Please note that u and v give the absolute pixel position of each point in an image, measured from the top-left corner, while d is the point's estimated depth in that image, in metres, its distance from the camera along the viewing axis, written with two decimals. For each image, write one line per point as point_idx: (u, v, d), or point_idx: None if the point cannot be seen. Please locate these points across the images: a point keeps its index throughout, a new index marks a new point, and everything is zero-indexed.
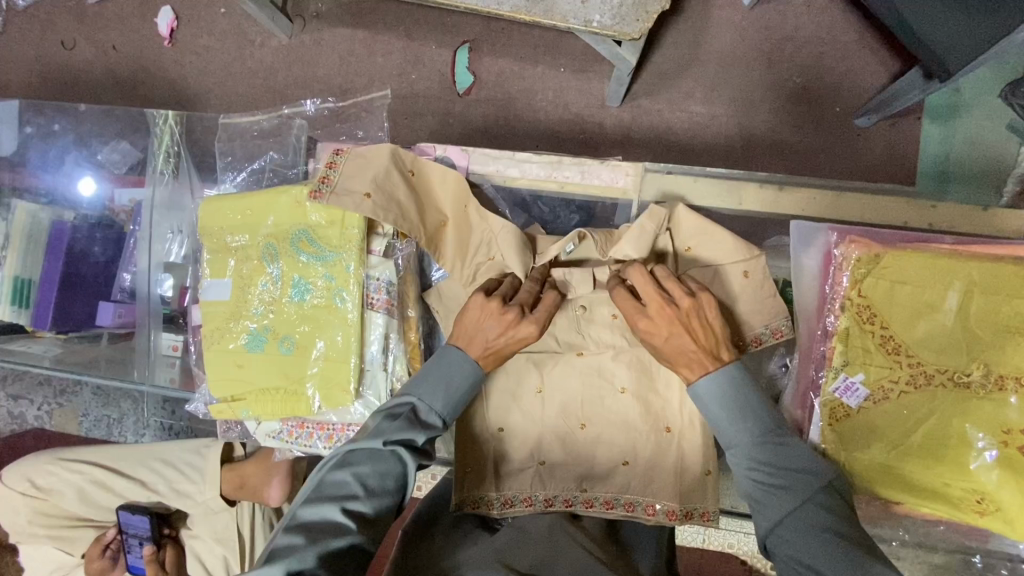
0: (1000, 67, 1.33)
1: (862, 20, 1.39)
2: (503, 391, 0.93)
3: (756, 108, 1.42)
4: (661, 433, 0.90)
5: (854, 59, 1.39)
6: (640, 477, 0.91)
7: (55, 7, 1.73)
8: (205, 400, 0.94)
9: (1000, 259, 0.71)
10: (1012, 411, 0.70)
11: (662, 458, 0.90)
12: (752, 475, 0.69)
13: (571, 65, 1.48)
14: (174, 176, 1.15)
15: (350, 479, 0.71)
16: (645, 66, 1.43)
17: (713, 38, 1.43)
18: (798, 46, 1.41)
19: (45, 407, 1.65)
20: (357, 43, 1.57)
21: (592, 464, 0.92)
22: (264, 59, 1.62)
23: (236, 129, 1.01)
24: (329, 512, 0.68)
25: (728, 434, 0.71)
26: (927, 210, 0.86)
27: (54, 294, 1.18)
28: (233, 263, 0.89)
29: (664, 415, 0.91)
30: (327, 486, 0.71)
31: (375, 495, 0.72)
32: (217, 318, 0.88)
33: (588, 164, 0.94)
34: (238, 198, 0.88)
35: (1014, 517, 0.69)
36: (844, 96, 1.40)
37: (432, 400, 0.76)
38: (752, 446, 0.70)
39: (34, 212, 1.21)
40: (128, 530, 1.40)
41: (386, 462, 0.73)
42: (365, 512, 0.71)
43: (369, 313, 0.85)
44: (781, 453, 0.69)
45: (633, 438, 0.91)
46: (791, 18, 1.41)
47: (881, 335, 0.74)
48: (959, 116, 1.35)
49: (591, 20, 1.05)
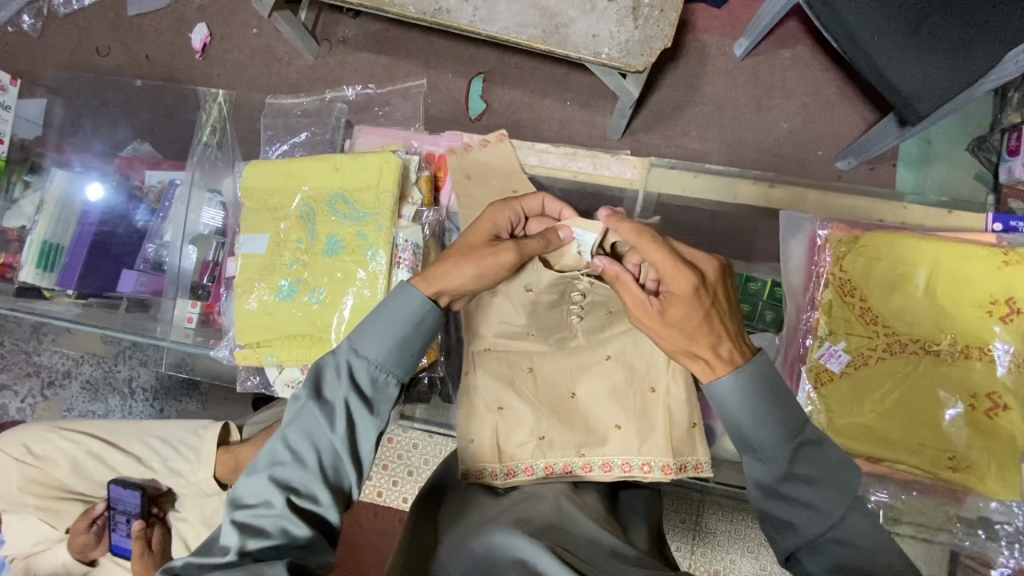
0: (968, 122, 1.46)
1: (843, 75, 1.54)
2: (500, 375, 1.01)
3: (746, 144, 1.56)
4: (647, 392, 0.99)
5: (835, 108, 1.54)
6: (634, 437, 0.95)
7: (94, 16, 1.84)
8: (230, 347, 1.03)
9: (960, 242, 0.81)
10: (978, 375, 0.78)
11: (653, 418, 0.97)
12: (788, 487, 0.65)
13: (577, 99, 1.61)
14: (219, 148, 1.28)
15: (279, 447, 0.68)
16: (646, 104, 1.58)
17: (708, 82, 1.57)
18: (786, 94, 1.55)
19: (28, 399, 1.75)
20: (379, 68, 1.69)
21: (590, 430, 0.97)
22: (290, 77, 1.74)
23: (277, 115, 1.13)
24: (262, 484, 0.67)
25: (759, 441, 0.66)
26: (899, 210, 0.97)
27: (83, 255, 1.24)
28: (269, 221, 0.96)
29: (652, 377, 0.99)
30: (261, 457, 0.69)
31: (307, 457, 0.68)
32: (250, 269, 0.95)
33: (600, 157, 1.04)
34: (282, 164, 0.97)
35: (982, 472, 0.77)
36: (827, 142, 1.54)
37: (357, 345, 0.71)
38: (794, 457, 0.66)
39: (70, 179, 1.29)
40: (117, 506, 1.38)
41: (308, 420, 0.68)
42: (299, 478, 0.68)
43: (395, 269, 0.92)
44: (821, 460, 0.66)
45: (626, 399, 0.98)
46: (779, 69, 1.56)
47: (861, 308, 0.82)
48: (933, 165, 1.47)
49: (601, 52, 1.20)
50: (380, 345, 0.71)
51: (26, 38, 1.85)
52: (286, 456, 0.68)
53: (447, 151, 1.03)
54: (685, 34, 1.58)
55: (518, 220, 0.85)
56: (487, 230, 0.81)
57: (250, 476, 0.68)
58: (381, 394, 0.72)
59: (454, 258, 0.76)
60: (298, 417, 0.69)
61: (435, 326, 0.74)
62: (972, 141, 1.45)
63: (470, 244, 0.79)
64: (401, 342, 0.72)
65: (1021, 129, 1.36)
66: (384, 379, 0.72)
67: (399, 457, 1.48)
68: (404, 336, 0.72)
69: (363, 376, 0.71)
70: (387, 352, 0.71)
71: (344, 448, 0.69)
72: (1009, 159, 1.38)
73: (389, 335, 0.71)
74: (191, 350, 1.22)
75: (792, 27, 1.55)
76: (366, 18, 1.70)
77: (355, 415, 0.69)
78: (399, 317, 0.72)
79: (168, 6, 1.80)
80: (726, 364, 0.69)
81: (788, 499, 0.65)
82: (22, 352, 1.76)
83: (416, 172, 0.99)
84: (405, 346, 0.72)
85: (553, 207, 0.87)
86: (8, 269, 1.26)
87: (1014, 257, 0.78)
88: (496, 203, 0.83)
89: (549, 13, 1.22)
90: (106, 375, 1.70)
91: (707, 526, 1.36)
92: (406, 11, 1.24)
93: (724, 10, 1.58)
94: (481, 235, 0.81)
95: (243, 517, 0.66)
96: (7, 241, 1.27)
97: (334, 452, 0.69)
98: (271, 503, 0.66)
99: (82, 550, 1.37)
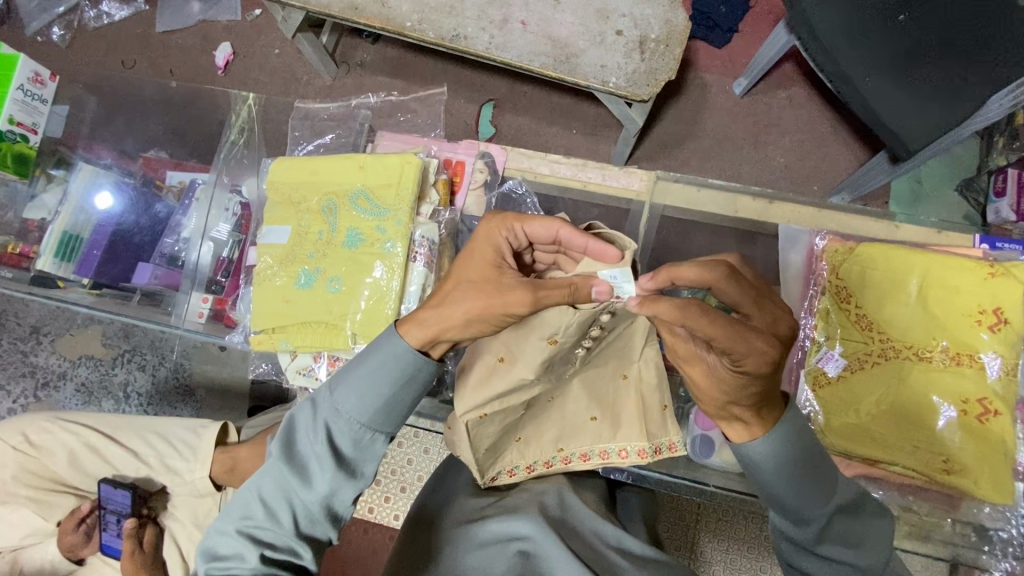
0: (958, 164, 1.53)
1: (837, 116, 1.62)
2: (496, 424, 0.84)
3: (744, 178, 1.63)
4: (619, 380, 0.89)
5: (830, 146, 1.61)
6: (610, 426, 0.88)
7: (123, 32, 1.92)
8: (242, 334, 1.14)
9: (949, 256, 0.90)
10: (968, 382, 0.86)
11: (624, 405, 0.89)
12: (823, 548, 0.68)
13: (582, 128, 1.68)
14: (245, 144, 1.35)
15: (253, 501, 0.70)
16: (648, 135, 1.65)
17: (709, 117, 1.65)
18: (782, 132, 1.63)
19: (21, 399, 1.75)
20: (394, 90, 1.77)
21: (562, 422, 0.89)
22: (308, 95, 1.81)
23: (305, 117, 1.23)
24: (238, 536, 0.69)
25: (803, 507, 0.67)
26: (892, 229, 1.03)
27: (103, 248, 1.27)
28: (294, 215, 1.04)
29: (624, 361, 0.89)
30: (236, 507, 0.71)
31: (282, 513, 0.69)
32: (272, 257, 1.02)
33: (608, 168, 1.10)
34: (309, 161, 1.04)
35: (972, 473, 0.85)
36: (823, 178, 1.60)
37: (337, 403, 0.70)
38: (831, 522, 0.68)
39: (95, 172, 1.33)
40: (107, 506, 1.35)
41: (285, 478, 0.69)
42: (274, 531, 0.70)
43: (411, 261, 1.00)
44: (851, 531, 0.69)
45: (599, 389, 0.89)
46: (776, 108, 1.64)
47: (856, 313, 0.92)
48: (924, 202, 1.53)
49: (608, 81, 1.27)
50: (361, 408, 0.70)
51: (54, 48, 1.91)
52: (262, 510, 0.69)
53: (466, 160, 1.10)
54: (688, 72, 1.67)
55: (527, 241, 0.74)
56: (491, 264, 0.71)
57: (227, 522, 0.71)
58: (362, 455, 0.71)
59: (453, 297, 0.69)
60: (273, 475, 0.70)
61: (433, 377, 0.73)
62: (961, 181, 1.51)
63: (471, 278, 0.70)
64: (389, 403, 0.70)
65: (1006, 172, 1.40)
66: (363, 440, 0.71)
67: (393, 472, 1.48)
68: (388, 401, 0.70)
69: (344, 437, 0.70)
70: (367, 415, 0.70)
71: (320, 508, 0.70)
72: (997, 200, 1.41)
73: (373, 399, 0.70)
74: (201, 337, 1.24)
75: (788, 69, 1.65)
76: (383, 44, 1.78)
77: (330, 478, 0.69)
78: (388, 378, 0.70)
79: (195, 25, 1.88)
80: (766, 426, 0.68)
81: (824, 560, 0.68)
82: (19, 352, 1.77)
83: (434, 174, 1.07)
84: (390, 408, 0.71)
85: (576, 237, 0.71)
86: (24, 259, 1.29)
87: (999, 269, 0.87)
88: (494, 220, 0.73)
89: (560, 44, 1.30)
90: (102, 377, 1.72)
91: (702, 555, 1.35)
92: (426, 37, 1.32)
93: (724, 51, 1.67)
94: (480, 263, 0.71)
95: (216, 565, 0.69)
96: (27, 232, 1.31)
97: (309, 509, 0.70)
98: (244, 558, 0.68)
99: (71, 550, 1.36)
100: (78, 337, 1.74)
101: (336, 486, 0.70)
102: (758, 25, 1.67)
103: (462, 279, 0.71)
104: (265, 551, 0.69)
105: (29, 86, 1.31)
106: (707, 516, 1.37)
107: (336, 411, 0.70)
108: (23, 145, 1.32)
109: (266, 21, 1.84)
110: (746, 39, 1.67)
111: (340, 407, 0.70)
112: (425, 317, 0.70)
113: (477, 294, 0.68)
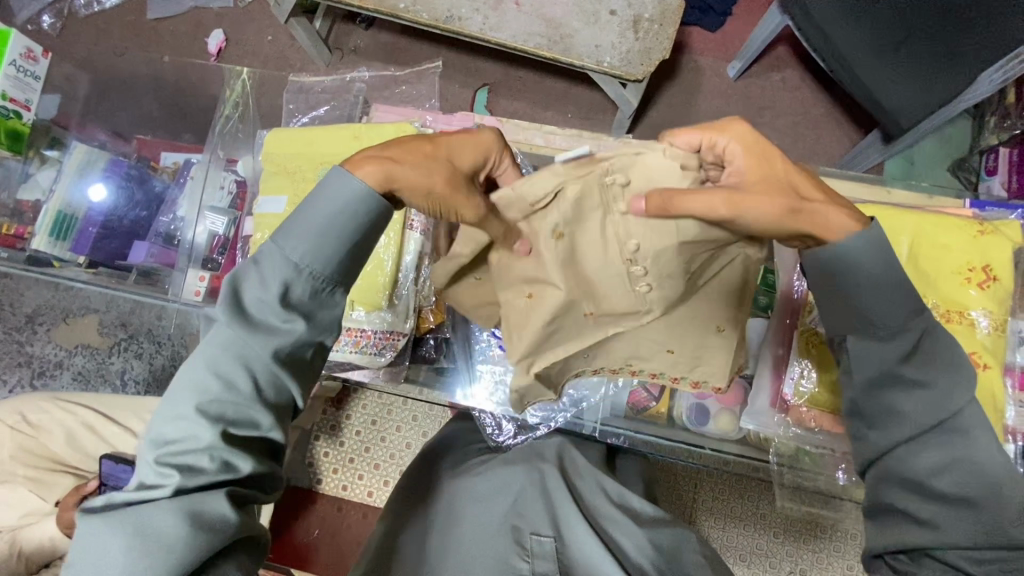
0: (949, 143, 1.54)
1: (830, 98, 1.63)
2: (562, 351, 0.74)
3: None
4: (712, 330, 0.76)
5: (823, 128, 1.62)
6: (686, 362, 0.78)
7: (115, 20, 1.90)
8: None
9: (936, 215, 0.92)
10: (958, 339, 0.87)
11: (707, 356, 0.78)
12: (911, 370, 0.64)
13: (577, 112, 1.69)
14: (239, 120, 1.35)
15: (205, 376, 0.61)
16: (643, 117, 1.65)
17: (704, 100, 1.66)
18: (776, 114, 1.64)
19: (17, 388, 1.74)
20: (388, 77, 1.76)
21: (633, 349, 0.78)
22: None
23: (300, 92, 1.24)
24: (190, 417, 0.61)
25: (889, 318, 0.64)
26: (883, 194, 1.05)
27: (98, 226, 1.28)
28: (290, 185, 1.04)
29: (721, 313, 0.75)
30: (185, 386, 0.62)
31: (238, 382, 0.61)
32: (267, 227, 1.02)
33: (603, 139, 1.12)
34: (304, 131, 1.05)
35: None
36: (817, 158, 1.61)
37: (287, 252, 0.61)
38: (921, 340, 0.64)
39: (90, 151, 1.32)
40: (109, 483, 1.29)
41: (237, 340, 0.61)
42: (232, 404, 0.61)
43: (408, 231, 1.00)
44: (945, 349, 0.64)
45: (684, 328, 0.75)
46: (769, 91, 1.65)
47: None
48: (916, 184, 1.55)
49: (602, 61, 1.28)
50: (321, 254, 0.62)
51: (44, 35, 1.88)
52: (215, 382, 0.61)
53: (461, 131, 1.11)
54: (682, 55, 1.67)
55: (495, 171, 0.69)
56: (481, 156, 0.64)
57: (174, 405, 0.62)
58: (324, 308, 0.64)
59: (424, 161, 0.61)
60: (221, 339, 0.61)
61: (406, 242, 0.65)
62: (952, 163, 1.53)
63: (454, 152, 0.62)
64: (349, 254, 0.63)
65: (998, 151, 1.43)
66: (323, 291, 0.63)
67: (393, 456, 1.49)
68: (348, 245, 0.63)
69: (301, 289, 0.62)
70: (326, 263, 0.62)
71: (283, 371, 0.62)
72: (988, 179, 1.45)
73: (333, 243, 0.62)
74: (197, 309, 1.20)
75: (780, 52, 1.65)
76: (377, 29, 1.78)
77: (291, 334, 0.62)
78: (350, 230, 0.62)
79: (188, 13, 1.87)
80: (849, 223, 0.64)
81: (904, 383, 0.64)
82: (13, 342, 1.75)
83: None
84: (354, 254, 0.64)
85: None
86: (19, 239, 1.28)
87: (988, 229, 0.89)
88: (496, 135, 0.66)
89: (555, 24, 1.30)
90: (99, 366, 1.72)
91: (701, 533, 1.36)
92: (420, 18, 1.31)
93: (718, 34, 1.68)
94: (470, 144, 0.63)
95: (170, 450, 0.61)
96: (20, 212, 1.30)
97: (269, 372, 0.62)
98: (200, 436, 0.60)
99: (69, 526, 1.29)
100: (73, 325, 1.74)
101: (297, 343, 0.62)
102: (750, 7, 1.68)
103: (441, 142, 0.62)
104: (224, 427, 0.61)
105: (22, 63, 1.30)
106: (705, 494, 1.38)
107: (288, 262, 0.62)
108: (17, 121, 1.30)
109: (259, 9, 1.84)
110: (739, 21, 1.68)
111: (293, 255, 0.61)
112: (394, 163, 0.60)
113: (445, 162, 0.61)
